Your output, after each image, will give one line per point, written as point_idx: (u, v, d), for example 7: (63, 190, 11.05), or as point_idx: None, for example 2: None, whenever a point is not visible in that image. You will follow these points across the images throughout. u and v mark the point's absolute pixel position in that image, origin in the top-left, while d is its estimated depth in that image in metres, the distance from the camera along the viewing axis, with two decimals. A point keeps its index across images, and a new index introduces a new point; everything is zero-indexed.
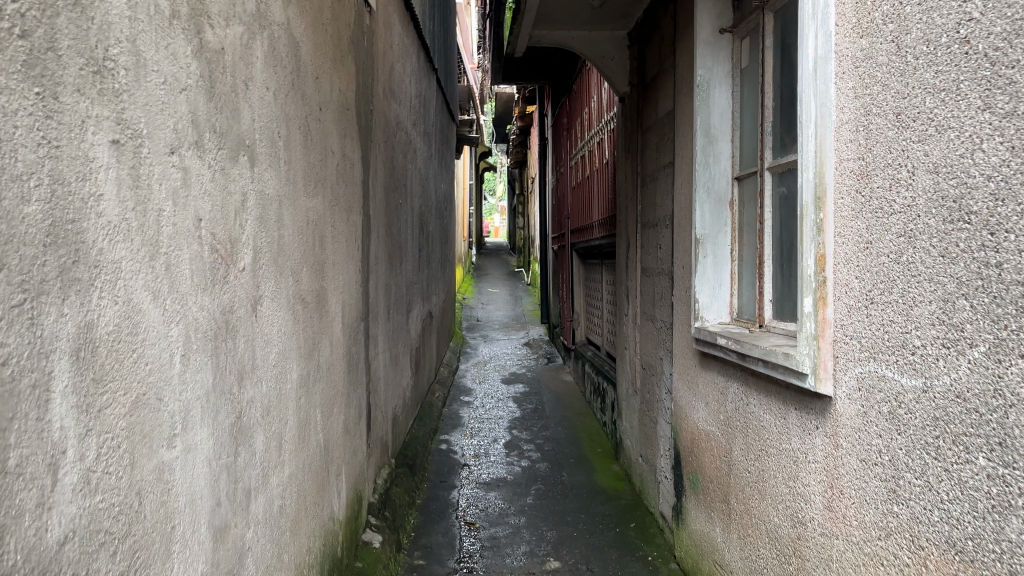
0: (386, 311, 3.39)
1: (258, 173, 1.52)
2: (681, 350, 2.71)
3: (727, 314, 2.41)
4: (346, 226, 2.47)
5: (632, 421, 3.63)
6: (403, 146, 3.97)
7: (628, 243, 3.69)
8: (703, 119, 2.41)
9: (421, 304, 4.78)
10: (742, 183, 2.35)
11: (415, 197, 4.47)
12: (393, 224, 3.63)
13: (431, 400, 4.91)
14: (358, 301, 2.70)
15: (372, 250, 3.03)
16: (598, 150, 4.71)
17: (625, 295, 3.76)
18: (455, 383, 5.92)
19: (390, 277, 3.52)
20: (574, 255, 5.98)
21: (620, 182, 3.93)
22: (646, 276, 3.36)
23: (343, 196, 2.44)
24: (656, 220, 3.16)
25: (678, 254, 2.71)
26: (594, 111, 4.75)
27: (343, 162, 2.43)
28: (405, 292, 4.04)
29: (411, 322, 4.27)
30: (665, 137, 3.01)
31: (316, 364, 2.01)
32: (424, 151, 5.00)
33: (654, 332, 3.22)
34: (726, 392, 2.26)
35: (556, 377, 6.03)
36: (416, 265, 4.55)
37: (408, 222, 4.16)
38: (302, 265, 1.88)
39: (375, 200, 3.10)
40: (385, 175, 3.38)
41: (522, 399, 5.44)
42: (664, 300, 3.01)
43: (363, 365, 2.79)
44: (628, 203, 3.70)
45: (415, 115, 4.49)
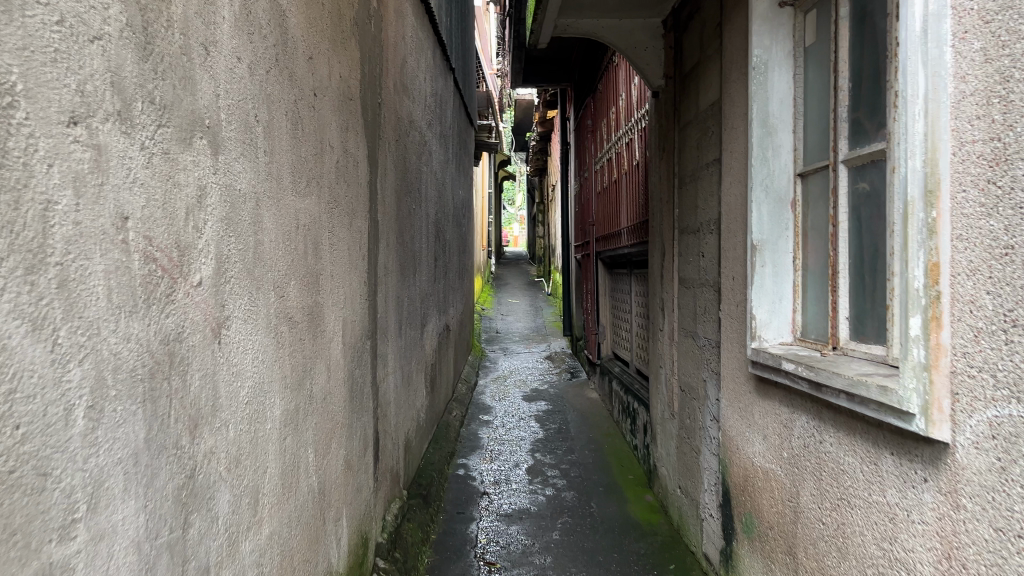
0: (397, 327, 3.08)
1: (227, 164, 1.22)
2: (732, 372, 2.38)
3: (790, 332, 2.08)
4: (348, 232, 2.16)
5: (669, 447, 3.29)
6: (417, 147, 3.66)
7: (663, 251, 3.36)
8: (760, 107, 2.08)
9: (437, 317, 4.47)
10: (807, 180, 2.02)
11: (430, 202, 4.15)
12: (406, 231, 3.33)
13: (448, 420, 4.58)
14: (363, 318, 2.38)
15: (380, 260, 2.72)
16: (627, 152, 4.38)
17: (659, 308, 3.43)
18: (473, 401, 5.59)
19: (402, 289, 3.21)
20: (599, 264, 5.65)
21: (653, 185, 3.60)
22: (685, 288, 3.03)
23: (346, 197, 2.13)
24: (697, 225, 2.82)
25: (728, 263, 2.37)
26: (622, 110, 4.43)
27: (344, 158, 2.12)
28: (419, 306, 3.72)
29: (426, 337, 3.96)
30: (708, 131, 2.69)
31: (307, 395, 1.69)
32: (440, 154, 4.70)
33: (695, 350, 2.88)
34: (791, 425, 1.93)
35: (581, 394, 5.69)
36: (432, 276, 4.24)
37: (422, 229, 3.85)
38: (289, 277, 1.56)
39: (384, 205, 2.79)
40: (397, 178, 3.08)
41: (545, 418, 5.10)
42: (708, 315, 2.68)
43: (371, 389, 2.48)
44: (663, 207, 3.37)
45: (431, 115, 4.19)
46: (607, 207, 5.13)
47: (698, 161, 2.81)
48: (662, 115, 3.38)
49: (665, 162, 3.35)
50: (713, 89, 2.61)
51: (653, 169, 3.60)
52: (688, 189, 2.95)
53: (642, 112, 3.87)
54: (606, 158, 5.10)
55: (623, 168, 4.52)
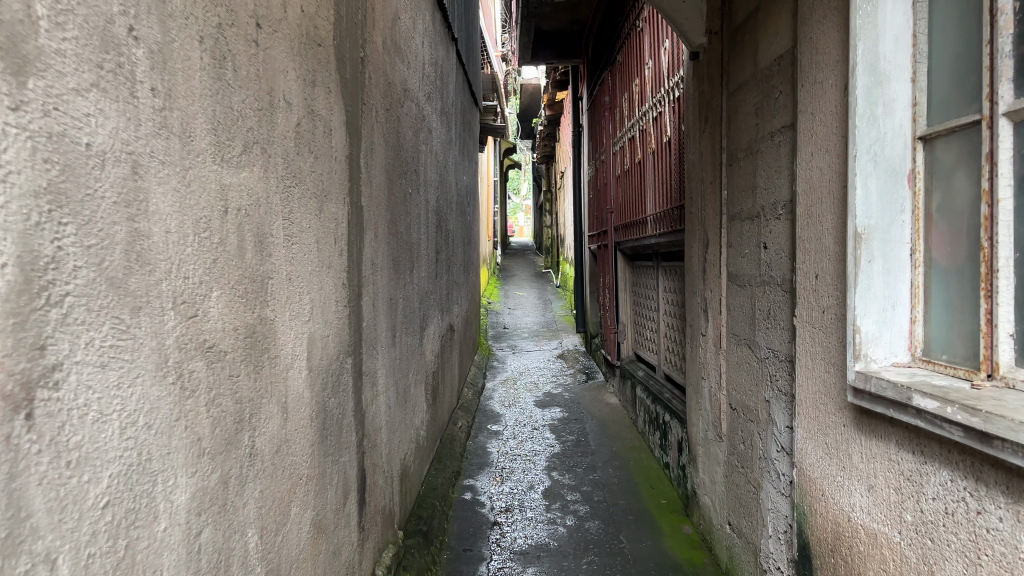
0: (389, 335, 2.56)
1: (53, 96, 0.70)
2: (815, 395, 1.85)
3: (906, 350, 1.55)
4: (316, 220, 1.64)
5: (715, 473, 2.77)
6: (413, 122, 3.13)
7: (707, 242, 2.82)
8: (867, 48, 1.55)
9: (439, 318, 3.96)
10: (934, 146, 1.49)
11: (429, 185, 3.62)
12: (401, 219, 2.81)
13: (452, 432, 4.07)
14: (342, 330, 1.86)
15: (366, 254, 2.20)
16: (654, 129, 3.84)
17: (700, 309, 2.90)
18: (481, 408, 5.07)
19: (395, 289, 2.69)
20: (618, 256, 5.12)
21: (691, 166, 3.06)
22: (738, 285, 2.50)
23: (313, 174, 1.61)
24: (757, 209, 2.29)
25: (810, 256, 1.84)
26: (648, 81, 3.90)
27: (310, 121, 1.60)
28: (418, 308, 3.21)
29: (426, 343, 3.44)
30: (773, 92, 2.15)
31: (248, 454, 1.18)
32: (442, 133, 4.17)
33: (753, 361, 2.36)
34: (922, 481, 1.40)
35: (599, 399, 5.17)
36: (433, 272, 3.72)
37: (421, 218, 3.33)
38: (209, 285, 1.05)
39: (370, 186, 2.27)
40: (388, 155, 2.56)
41: (561, 428, 4.57)
42: (775, 320, 2.15)
43: (352, 420, 1.96)
44: (706, 190, 2.84)
45: (430, 87, 3.65)
46: (629, 193, 4.60)
47: (759, 131, 2.27)
48: (704, 81, 2.85)
49: (708, 136, 2.81)
50: (782, 38, 2.07)
51: (690, 145, 3.07)
52: (744, 167, 2.42)
53: (675, 80, 3.33)
54: (628, 138, 4.56)
55: (649, 148, 3.98)
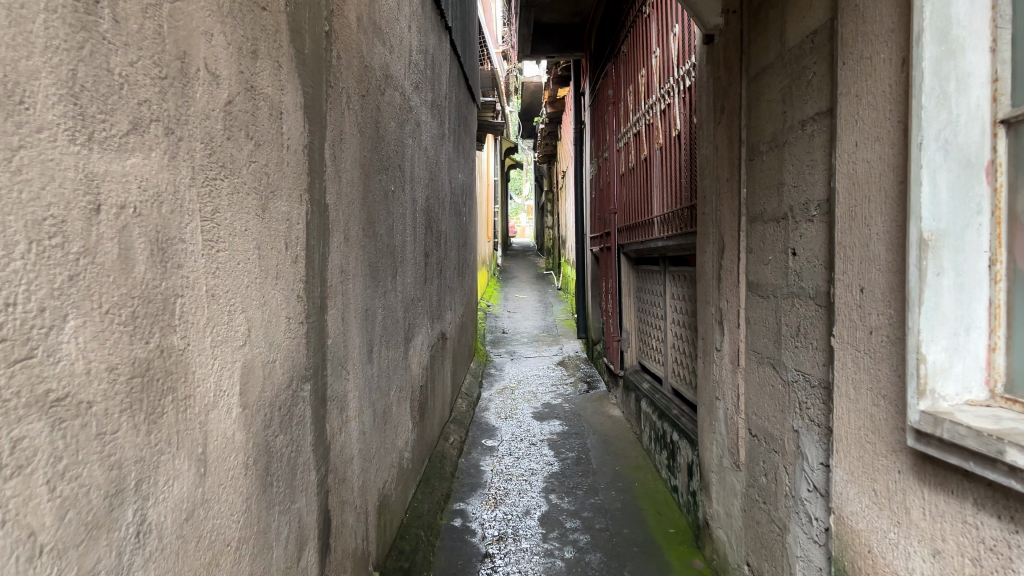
0: (364, 351, 2.26)
1: None
2: (861, 432, 1.55)
3: (983, 385, 1.26)
4: (256, 221, 1.34)
5: (732, 506, 2.47)
6: (397, 112, 2.83)
7: (723, 246, 2.53)
8: (935, 9, 1.24)
9: (429, 327, 3.66)
10: (1022, 131, 1.19)
11: (417, 182, 3.32)
12: (380, 219, 2.52)
13: (443, 450, 3.77)
14: (296, 353, 1.56)
15: (332, 260, 1.90)
16: (662, 123, 3.55)
17: (716, 321, 2.61)
18: (475, 420, 4.78)
19: (373, 298, 2.39)
20: (621, 259, 4.82)
21: (704, 162, 2.76)
22: (760, 296, 2.21)
23: (251, 165, 1.31)
24: (785, 210, 2.00)
25: (856, 266, 1.55)
26: (656, 71, 3.60)
27: (249, 101, 1.30)
28: (402, 318, 2.92)
29: (412, 356, 3.15)
30: (805, 73, 1.85)
31: (135, 534, 0.88)
32: (432, 127, 3.88)
33: (779, 383, 2.06)
34: (1011, 556, 1.10)
35: (601, 411, 4.88)
36: (421, 277, 3.43)
37: (406, 218, 3.04)
38: (60, 314, 0.75)
39: (339, 184, 1.97)
40: (363, 148, 2.26)
41: (561, 443, 4.27)
42: (808, 338, 1.84)
43: (312, 456, 1.67)
44: (722, 188, 2.54)
45: (419, 76, 3.36)
46: (634, 192, 4.30)
47: (787, 120, 1.97)
48: (720, 66, 2.55)
49: (725, 128, 2.51)
50: (816, 9, 1.77)
51: (703, 139, 2.77)
52: (769, 161, 2.12)
53: (686, 68, 3.04)
54: (633, 133, 4.27)
55: (656, 144, 3.69)
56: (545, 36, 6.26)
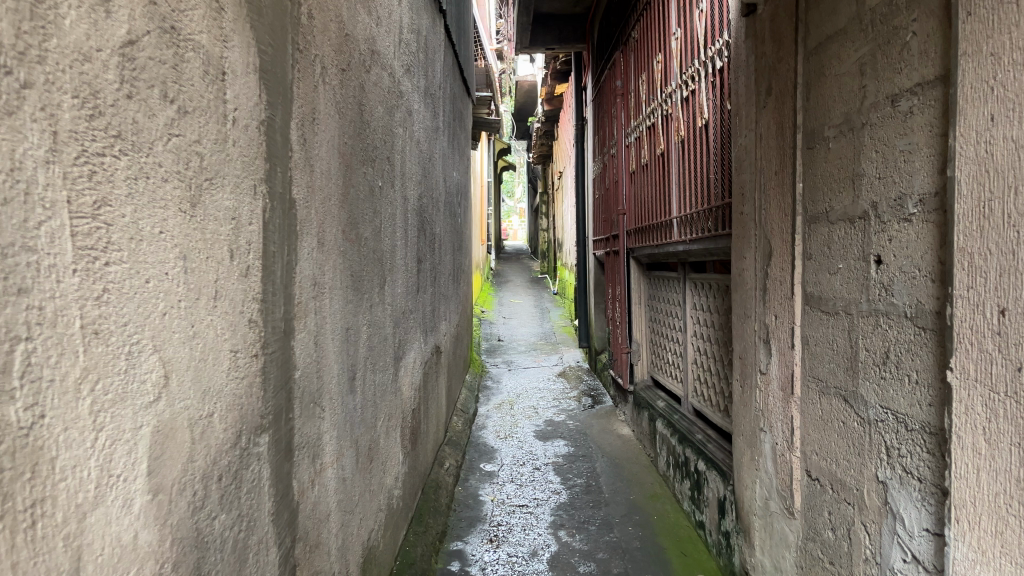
0: (344, 379, 1.87)
1: None
2: (1000, 501, 1.16)
3: None
4: (179, 221, 0.94)
5: (783, 559, 2.08)
6: (385, 96, 2.43)
7: (769, 252, 2.15)
8: None
9: (422, 341, 3.28)
10: None
11: (408, 179, 2.92)
12: (365, 220, 2.13)
13: (437, 479, 3.37)
14: (246, 397, 1.17)
15: (301, 269, 1.51)
16: (683, 113, 3.17)
17: (760, 340, 2.22)
18: (472, 440, 4.37)
19: (355, 314, 1.99)
20: (630, 264, 4.44)
21: (742, 153, 2.38)
22: (824, 312, 1.83)
23: (172, 141, 0.92)
24: (865, 208, 1.61)
25: (994, 279, 1.16)
26: (677, 54, 3.21)
27: (168, 47, 0.91)
28: (392, 335, 2.52)
29: (403, 377, 2.75)
30: (897, 34, 1.47)
31: None
32: (426, 119, 3.49)
33: (854, 420, 1.68)
34: None
35: (609, 429, 4.49)
36: (413, 286, 3.04)
37: (397, 219, 2.66)
38: None
39: (312, 175, 1.58)
40: (342, 133, 1.87)
41: (567, 468, 3.87)
42: (903, 370, 1.46)
43: (271, 529, 1.28)
44: (768, 182, 2.15)
45: (410, 58, 2.97)
46: (647, 191, 3.92)
47: (868, 96, 1.59)
48: (766, 40, 2.16)
49: (771, 112, 2.13)
50: None
51: (741, 127, 2.39)
52: (838, 147, 1.73)
53: (717, 46, 2.67)
54: (646, 127, 3.89)
55: (675, 136, 3.32)
56: (546, 27, 5.92)
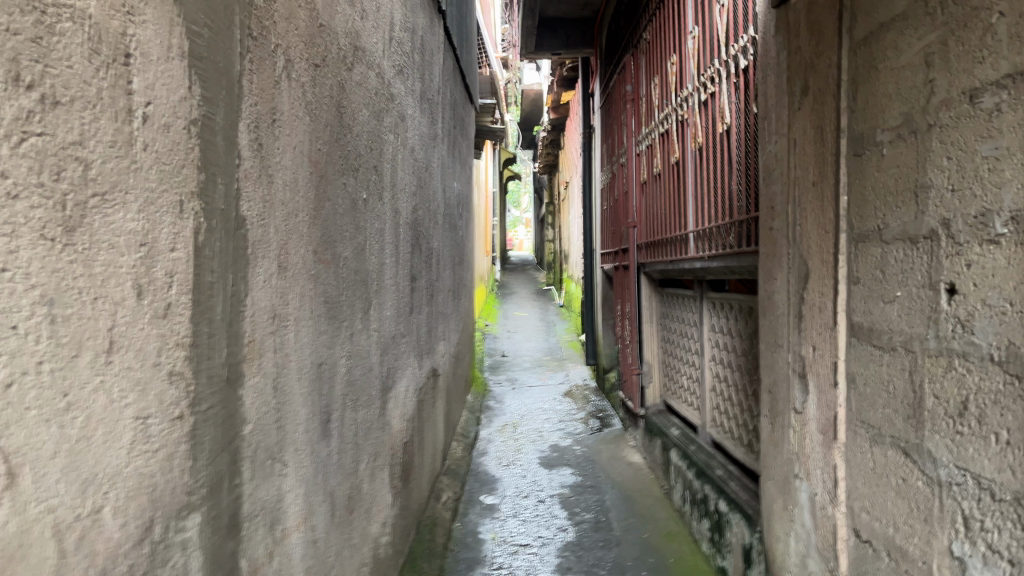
0: (314, 425, 1.60)
1: None
2: None
3: None
4: (43, 252, 0.68)
5: None
6: (371, 97, 2.18)
7: (806, 274, 1.88)
8: None
9: (416, 365, 3.01)
10: None
11: (400, 190, 2.67)
12: (345, 237, 1.87)
13: (433, 515, 3.10)
14: (165, 474, 0.91)
15: (255, 301, 1.25)
16: (701, 118, 2.91)
17: (794, 374, 1.96)
18: (472, 468, 4.10)
19: (331, 346, 1.73)
20: (641, 280, 4.17)
21: (773, 162, 2.11)
22: (877, 347, 1.56)
23: (28, 140, 0.66)
24: (934, 226, 1.35)
25: None
26: (694, 54, 2.96)
27: (22, 11, 0.66)
28: (378, 364, 2.26)
29: (393, 409, 2.49)
30: (978, 16, 1.21)
31: None
32: (422, 126, 3.24)
33: (919, 477, 1.41)
34: None
35: (618, 456, 4.21)
36: (406, 306, 2.78)
37: (386, 235, 2.40)
38: None
39: (271, 186, 1.32)
40: (314, 137, 1.61)
41: (573, 501, 3.59)
42: (987, 426, 1.20)
43: None
44: (804, 195, 1.89)
45: (403, 58, 2.72)
46: (659, 202, 3.66)
47: (937, 93, 1.33)
48: (801, 33, 1.90)
49: (807, 114, 1.87)
50: None
51: (771, 132, 2.12)
52: (896, 154, 1.47)
53: (741, 43, 2.41)
54: (658, 134, 3.63)
55: (691, 143, 3.06)
56: (552, 31, 5.67)
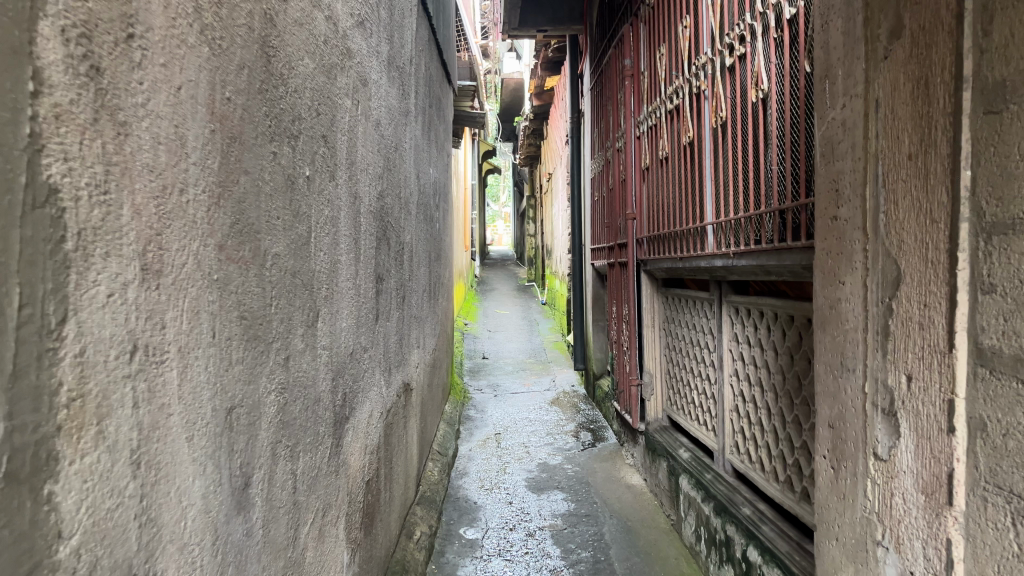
0: (223, 499, 1.11)
1: None
2: None
3: None
4: None
5: None
6: (318, 48, 1.67)
7: (897, 279, 1.41)
8: None
9: (384, 383, 2.51)
10: None
11: (360, 172, 2.15)
12: (275, 228, 1.37)
13: (404, 561, 2.60)
14: None
15: (89, 329, 0.75)
16: (724, 88, 2.43)
17: (874, 408, 1.49)
18: (451, 494, 3.60)
19: (251, 381, 1.23)
20: (641, 278, 3.69)
21: (838, 132, 1.64)
22: None
23: None
24: None
25: None
26: (715, 11, 2.48)
27: None
28: (330, 390, 1.76)
29: (351, 443, 1.99)
30: None
31: None
32: (391, 97, 2.73)
33: None
34: None
35: (615, 477, 3.74)
36: (369, 314, 2.27)
37: (340, 227, 1.90)
38: None
39: (125, 142, 0.82)
40: (220, 81, 1.11)
41: (567, 534, 3.10)
42: None
43: None
44: (895, 171, 1.42)
45: (364, 9, 2.21)
46: (666, 190, 3.19)
47: None
48: None
49: (900, 63, 1.40)
50: None
51: (834, 94, 1.65)
52: None
53: None
54: (665, 111, 3.16)
55: (711, 119, 2.58)
56: (538, 6, 5.24)
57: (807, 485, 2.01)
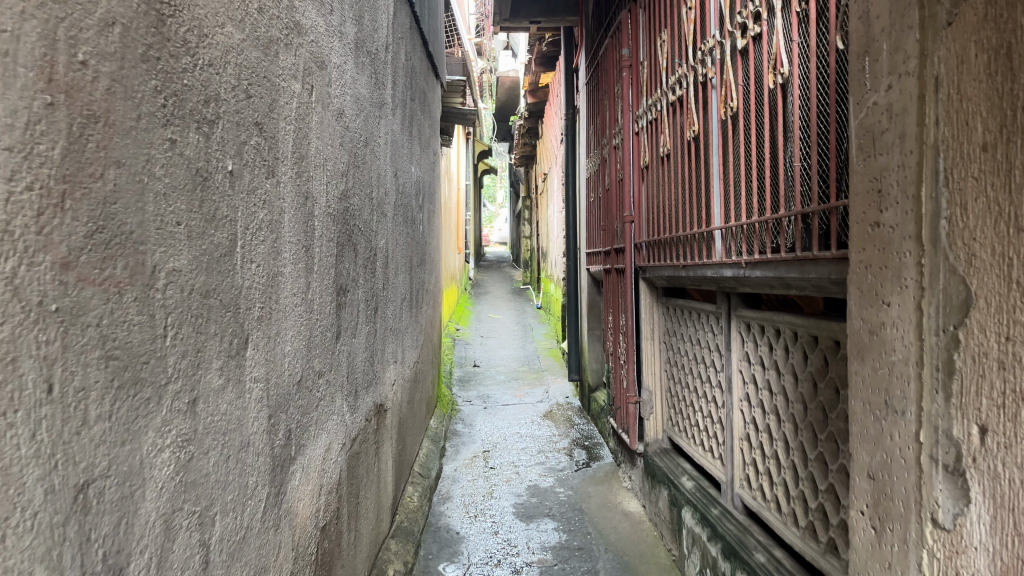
0: None
1: None
2: None
3: None
4: None
5: None
6: (248, 14, 1.37)
7: (967, 304, 1.11)
8: None
9: (347, 409, 2.21)
10: None
11: (314, 167, 1.85)
12: (174, 237, 1.07)
13: None
14: None
15: None
16: (735, 73, 2.14)
17: (933, 464, 1.19)
18: (432, 522, 3.30)
19: (128, 441, 0.93)
20: (640, 286, 3.40)
21: (881, 118, 1.33)
22: None
23: None
24: None
25: None
26: None
27: None
28: (265, 431, 1.46)
29: (299, 488, 1.69)
30: None
31: None
32: (359, 86, 2.43)
33: None
34: None
35: (611, 504, 3.44)
36: (327, 332, 1.97)
37: (283, 233, 1.59)
38: None
39: None
40: (66, 36, 0.81)
41: (557, 572, 2.80)
42: None
43: None
44: (963, 167, 1.12)
45: None
46: (667, 191, 2.89)
47: None
48: None
49: (970, 28, 1.10)
50: None
51: (876, 73, 1.35)
52: None
53: None
54: (667, 104, 2.86)
55: (719, 110, 2.28)
56: None
57: (836, 538, 1.71)
